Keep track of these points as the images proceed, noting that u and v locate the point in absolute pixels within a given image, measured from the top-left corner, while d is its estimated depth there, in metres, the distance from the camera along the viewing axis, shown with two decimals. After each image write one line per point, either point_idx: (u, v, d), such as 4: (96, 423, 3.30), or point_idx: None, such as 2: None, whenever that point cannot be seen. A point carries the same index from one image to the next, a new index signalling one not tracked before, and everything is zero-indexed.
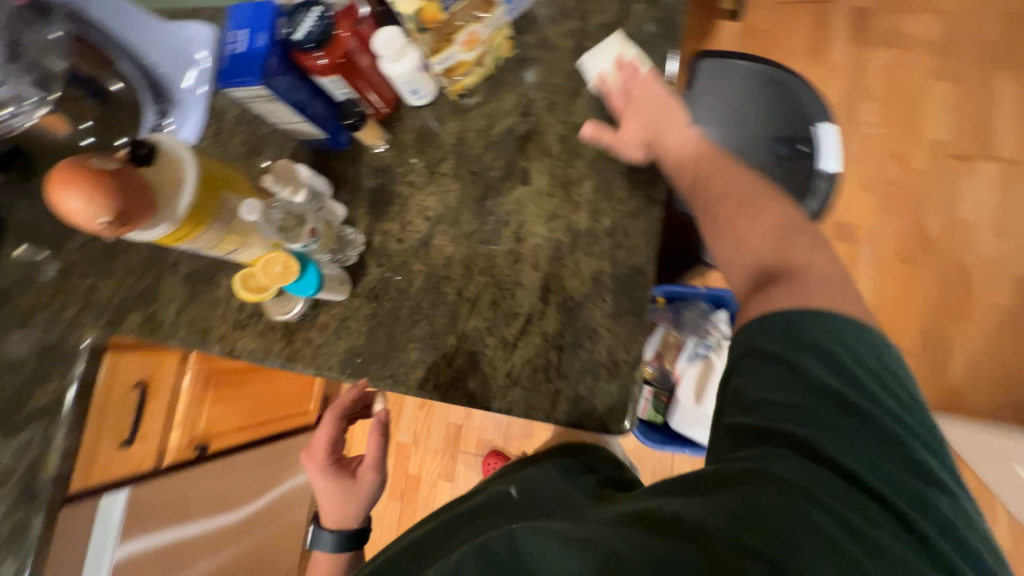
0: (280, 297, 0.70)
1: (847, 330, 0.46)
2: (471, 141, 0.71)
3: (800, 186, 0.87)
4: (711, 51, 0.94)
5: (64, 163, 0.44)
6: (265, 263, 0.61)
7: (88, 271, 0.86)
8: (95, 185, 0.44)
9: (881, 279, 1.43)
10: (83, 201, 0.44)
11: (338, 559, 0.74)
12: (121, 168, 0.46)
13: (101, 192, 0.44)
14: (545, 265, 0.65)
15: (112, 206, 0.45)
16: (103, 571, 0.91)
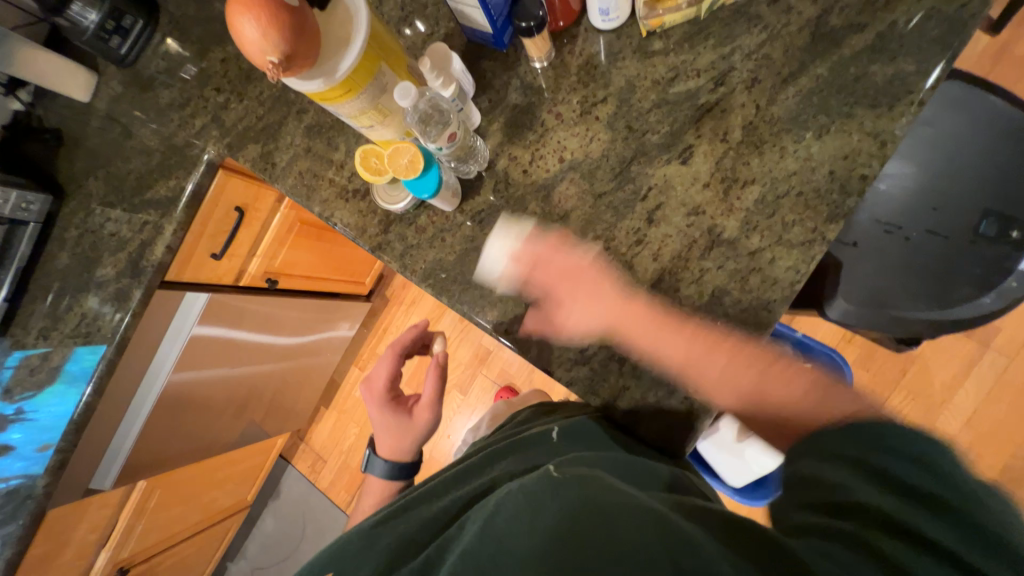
0: (392, 186, 0.68)
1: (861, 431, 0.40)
2: (642, 92, 0.62)
3: (985, 275, 0.72)
4: (961, 73, 0.74)
5: None
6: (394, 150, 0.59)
7: (222, 87, 0.87)
8: (268, 15, 0.41)
9: (992, 395, 1.26)
10: (254, 28, 0.41)
11: (390, 484, 0.80)
12: (298, 7, 0.43)
13: (275, 28, 0.42)
14: (667, 260, 0.59)
15: (281, 47, 0.42)
16: (176, 351, 1.04)
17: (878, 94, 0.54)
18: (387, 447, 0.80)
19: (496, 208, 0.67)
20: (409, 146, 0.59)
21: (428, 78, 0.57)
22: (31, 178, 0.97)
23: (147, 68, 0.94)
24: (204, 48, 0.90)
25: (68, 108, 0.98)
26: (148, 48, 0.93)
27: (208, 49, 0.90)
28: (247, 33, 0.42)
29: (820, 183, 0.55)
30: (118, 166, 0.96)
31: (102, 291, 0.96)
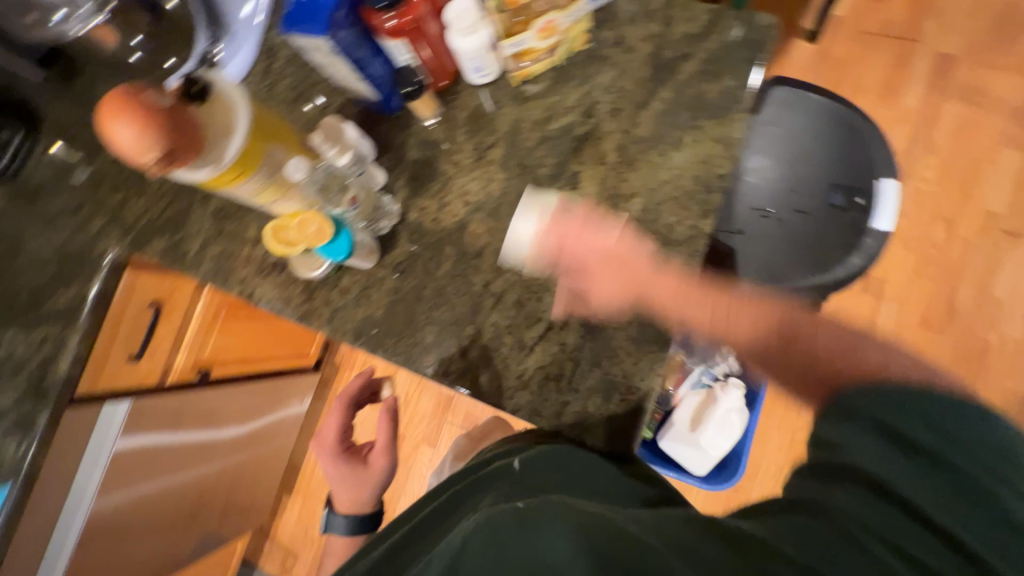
0: (308, 255, 0.69)
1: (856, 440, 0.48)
2: (526, 133, 0.69)
3: (847, 239, 0.84)
4: (788, 78, 0.89)
5: (119, 92, 0.43)
6: (300, 221, 0.60)
7: (119, 186, 0.85)
8: (147, 117, 0.43)
9: (897, 339, 1.42)
10: (132, 131, 0.42)
11: (353, 539, 0.82)
12: (175, 105, 0.45)
13: (151, 126, 0.43)
14: (577, 275, 0.64)
15: (161, 143, 0.44)
16: (99, 469, 0.95)
17: (715, 107, 0.64)
18: (344, 500, 0.82)
19: (415, 257, 0.70)
20: (309, 211, 0.61)
21: (322, 150, 0.61)
22: None
23: (33, 178, 0.90)
24: (95, 150, 0.88)
25: None
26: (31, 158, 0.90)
27: (99, 151, 0.88)
28: (123, 136, 0.43)
29: (687, 187, 0.63)
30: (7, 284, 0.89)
31: None
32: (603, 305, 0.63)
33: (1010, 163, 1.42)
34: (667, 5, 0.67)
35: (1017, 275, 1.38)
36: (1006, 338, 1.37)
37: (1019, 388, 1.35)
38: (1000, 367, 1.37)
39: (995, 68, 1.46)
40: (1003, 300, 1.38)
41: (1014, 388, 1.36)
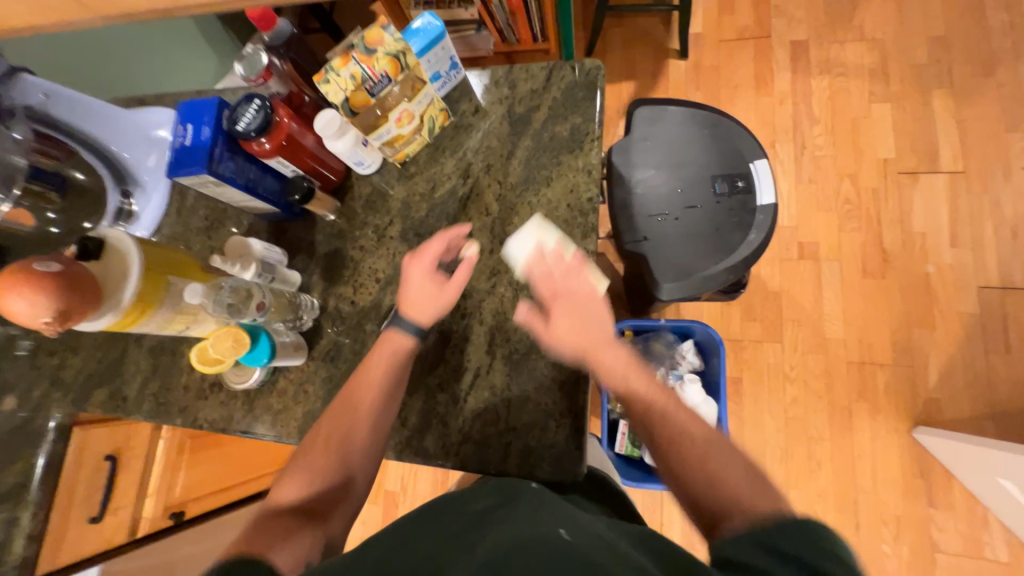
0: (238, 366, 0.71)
1: None
2: (416, 205, 0.75)
3: (741, 220, 0.91)
4: (648, 98, 0.99)
5: (8, 269, 0.47)
6: (215, 338, 0.63)
7: (55, 349, 0.87)
8: (36, 289, 0.46)
9: (847, 293, 1.47)
10: (26, 304, 0.46)
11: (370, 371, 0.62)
12: (63, 268, 0.49)
13: (40, 293, 0.47)
14: (490, 319, 0.68)
15: (52, 306, 0.47)
16: None
17: (570, 143, 0.71)
18: (379, 342, 0.64)
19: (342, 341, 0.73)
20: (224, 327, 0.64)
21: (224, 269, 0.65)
22: None
23: None
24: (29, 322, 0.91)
25: None
26: None
27: None
28: (19, 310, 0.47)
29: (565, 215, 0.69)
30: None
31: None
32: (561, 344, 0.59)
33: (885, 113, 1.56)
34: (508, 71, 0.76)
35: (929, 208, 1.48)
36: (943, 266, 1.44)
37: (973, 308, 1.40)
38: (949, 295, 1.42)
39: (842, 41, 1.65)
40: (926, 232, 1.46)
41: (968, 310, 1.40)
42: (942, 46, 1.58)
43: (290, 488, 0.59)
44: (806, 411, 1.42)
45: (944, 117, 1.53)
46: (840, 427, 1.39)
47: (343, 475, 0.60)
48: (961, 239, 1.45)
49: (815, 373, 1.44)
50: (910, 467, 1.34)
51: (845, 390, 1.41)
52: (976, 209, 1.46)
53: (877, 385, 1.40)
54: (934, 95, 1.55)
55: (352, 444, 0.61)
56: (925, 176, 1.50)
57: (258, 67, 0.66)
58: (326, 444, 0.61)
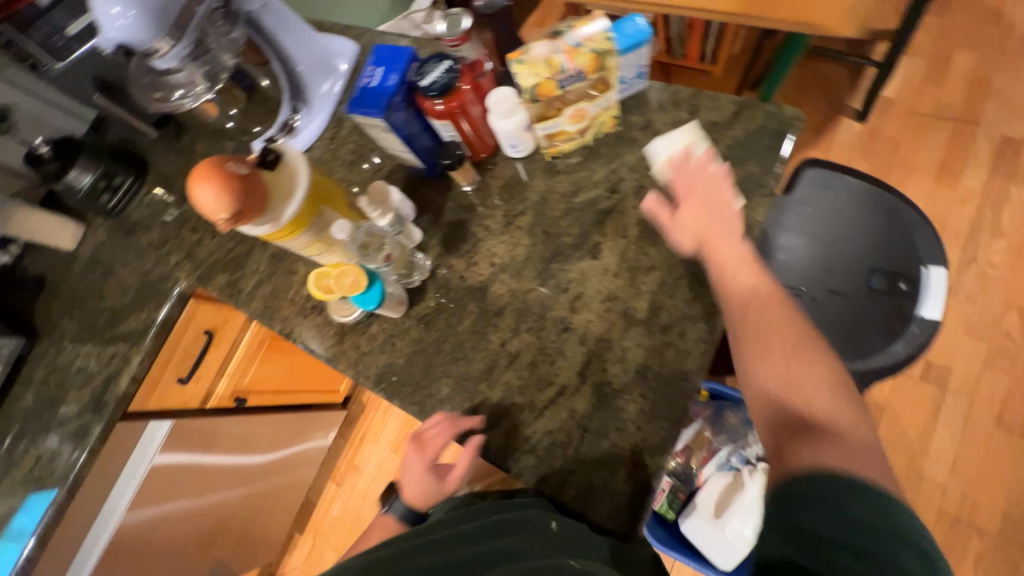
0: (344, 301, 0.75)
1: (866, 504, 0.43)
2: (553, 203, 0.73)
3: (889, 325, 0.80)
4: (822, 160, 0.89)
5: (207, 163, 0.51)
6: (339, 272, 0.66)
7: (198, 227, 0.98)
8: (227, 186, 0.50)
9: (966, 439, 1.26)
10: (213, 197, 0.50)
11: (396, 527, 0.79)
12: (248, 175, 0.53)
13: (227, 192, 0.50)
14: (592, 342, 0.65)
15: (233, 205, 0.51)
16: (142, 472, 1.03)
17: (737, 190, 0.65)
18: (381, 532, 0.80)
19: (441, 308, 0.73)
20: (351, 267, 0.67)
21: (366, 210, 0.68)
22: (7, 324, 1.02)
23: (133, 217, 1.06)
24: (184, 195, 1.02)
25: (54, 258, 1.08)
26: (134, 200, 1.07)
27: None
28: (207, 200, 0.51)
29: (707, 263, 0.64)
30: (91, 305, 1.02)
31: (61, 428, 0.94)
32: (680, 232, 0.62)
33: None
34: (693, 95, 0.71)
35: None
36: None
37: None
38: None
39: None
40: None
41: None
42: None
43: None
44: None
45: None
46: None
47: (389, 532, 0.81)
48: None
49: None
50: None
51: None
52: None
53: (966, 551, 1.21)
54: None
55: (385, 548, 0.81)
56: None
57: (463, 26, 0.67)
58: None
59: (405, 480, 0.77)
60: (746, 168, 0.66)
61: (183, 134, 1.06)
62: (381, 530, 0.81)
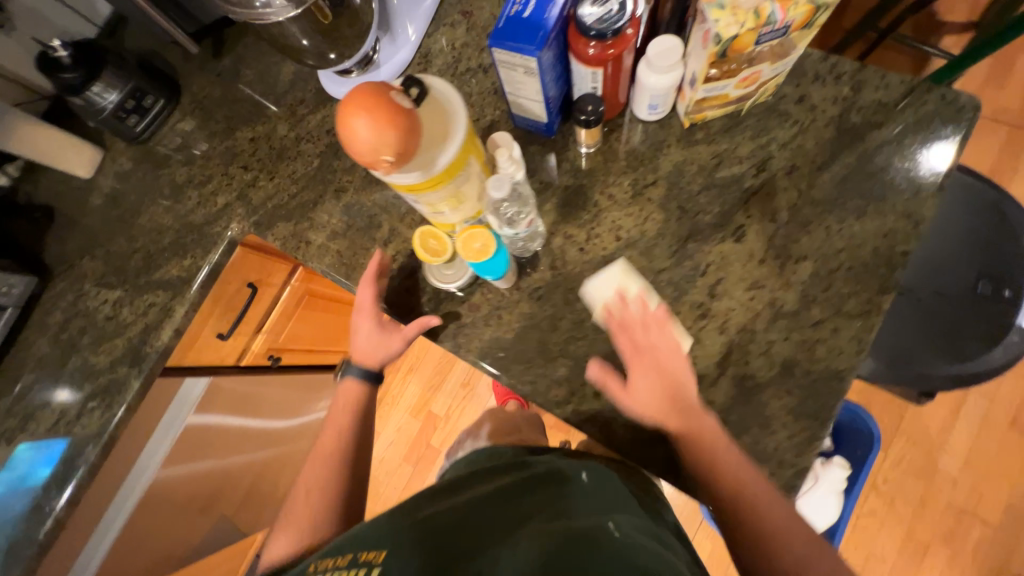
0: (449, 265, 0.68)
1: None
2: (690, 177, 0.67)
3: (990, 331, 0.79)
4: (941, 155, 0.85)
5: (367, 89, 0.42)
6: (467, 235, 0.58)
7: (250, 166, 0.85)
8: (387, 119, 0.41)
9: (981, 437, 1.34)
10: (371, 131, 0.41)
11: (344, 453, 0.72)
12: (411, 111, 0.43)
13: (394, 131, 0.42)
14: (733, 333, 0.61)
15: (398, 147, 0.42)
16: (176, 431, 0.94)
17: (902, 181, 0.61)
18: (324, 453, 0.72)
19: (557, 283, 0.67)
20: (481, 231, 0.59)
21: (503, 166, 0.56)
22: (13, 259, 0.88)
23: (163, 146, 0.91)
24: (230, 126, 0.88)
25: (65, 186, 0.93)
26: (165, 126, 0.92)
27: (234, 128, 0.88)
28: (359, 135, 0.42)
29: (866, 258, 0.59)
30: (117, 245, 0.89)
31: (90, 383, 0.84)
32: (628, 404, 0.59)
33: None
34: (856, 69, 0.65)
35: None
36: None
37: None
38: None
39: None
40: None
41: None
42: None
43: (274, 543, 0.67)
44: (880, 528, 1.34)
45: None
46: (909, 559, 1.31)
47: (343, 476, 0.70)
48: None
49: (907, 498, 1.34)
50: None
51: (931, 528, 1.32)
52: None
53: (968, 538, 1.30)
54: None
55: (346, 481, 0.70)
56: None
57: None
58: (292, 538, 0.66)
59: (356, 340, 0.72)
60: (913, 158, 0.61)
61: (225, 52, 0.91)
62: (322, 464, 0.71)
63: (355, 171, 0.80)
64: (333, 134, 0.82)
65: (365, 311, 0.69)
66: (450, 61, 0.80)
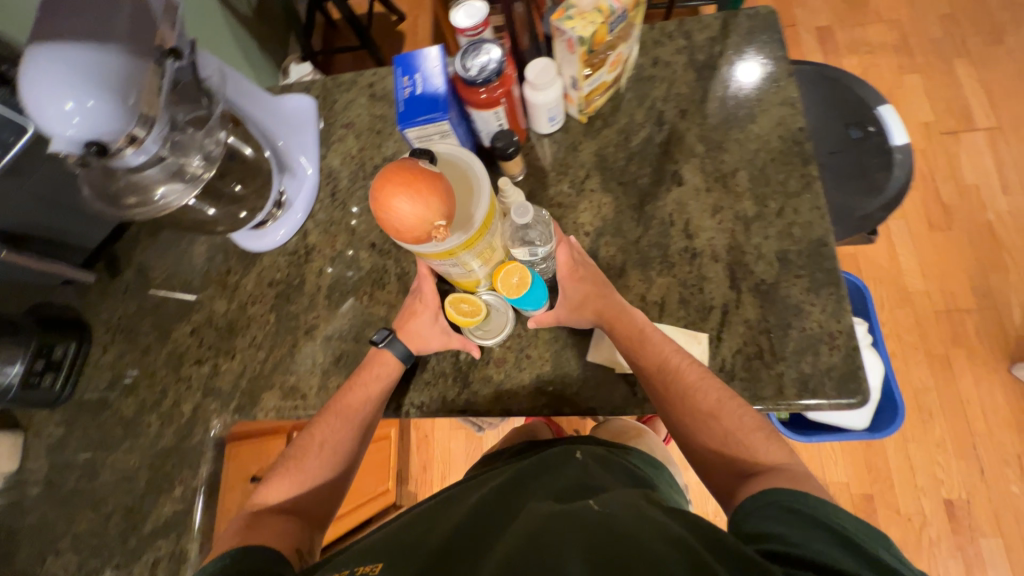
0: (490, 322, 0.69)
1: (821, 516, 0.43)
2: (612, 156, 0.74)
3: (882, 160, 0.94)
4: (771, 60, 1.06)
5: (400, 168, 0.48)
6: (504, 273, 0.61)
7: (203, 357, 0.79)
8: (424, 191, 0.47)
9: (920, 248, 1.53)
10: (415, 205, 0.47)
11: (346, 438, 0.67)
12: (440, 176, 0.50)
13: (433, 197, 0.47)
14: (726, 255, 0.66)
15: (441, 209, 0.48)
16: None
17: (763, 81, 0.73)
18: (335, 433, 0.67)
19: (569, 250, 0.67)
20: (520, 265, 0.62)
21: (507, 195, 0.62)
22: None
23: (93, 389, 0.81)
24: (163, 331, 0.82)
25: None
26: (88, 369, 0.82)
27: (168, 332, 0.82)
28: (405, 213, 0.47)
29: (779, 146, 0.69)
30: (84, 522, 0.75)
31: None
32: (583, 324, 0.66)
33: (916, 83, 1.69)
34: (679, 24, 0.78)
35: (976, 162, 1.58)
36: (1002, 213, 1.52)
37: None
38: (1013, 239, 1.49)
39: (863, 23, 1.79)
40: (978, 184, 1.55)
41: None
42: (952, 22, 1.73)
43: (274, 489, 0.65)
44: (906, 364, 1.44)
45: (969, 81, 1.66)
46: (943, 376, 1.42)
47: (345, 458, 0.67)
48: (1011, 187, 1.54)
49: (906, 326, 1.47)
50: (1017, 405, 1.37)
51: (939, 339, 1.45)
52: (1019, 158, 1.56)
53: (968, 331, 1.44)
54: (957, 64, 1.68)
55: (346, 460, 0.67)
56: (965, 135, 1.61)
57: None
58: (301, 507, 0.64)
59: (410, 324, 0.69)
60: (753, 72, 0.74)
61: (127, 267, 0.86)
62: (328, 439, 0.67)
63: (316, 305, 0.77)
64: (276, 283, 0.80)
65: (430, 301, 0.69)
66: (356, 168, 0.83)
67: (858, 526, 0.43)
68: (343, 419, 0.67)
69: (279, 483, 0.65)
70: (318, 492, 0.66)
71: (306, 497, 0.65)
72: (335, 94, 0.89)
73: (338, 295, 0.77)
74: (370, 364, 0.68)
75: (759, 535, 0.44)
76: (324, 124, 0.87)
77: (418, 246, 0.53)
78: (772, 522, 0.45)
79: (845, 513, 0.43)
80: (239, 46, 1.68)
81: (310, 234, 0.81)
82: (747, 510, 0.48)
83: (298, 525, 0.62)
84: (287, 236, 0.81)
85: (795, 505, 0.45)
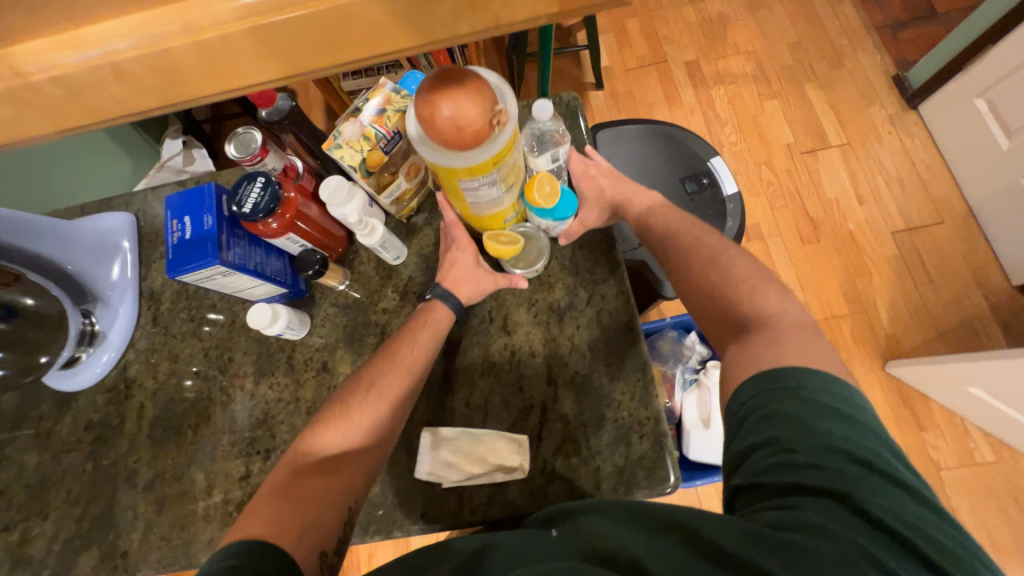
0: (527, 252, 0.70)
1: (807, 405, 0.45)
2: (433, 256, 0.74)
3: (716, 211, 1.01)
4: (614, 119, 1.11)
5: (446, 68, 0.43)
6: (537, 184, 0.64)
7: (14, 521, 0.71)
8: (476, 84, 0.43)
9: (796, 261, 1.64)
10: (471, 98, 0.42)
11: (393, 396, 0.60)
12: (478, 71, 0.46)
13: (485, 90, 0.44)
14: (542, 349, 0.67)
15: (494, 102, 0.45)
16: None
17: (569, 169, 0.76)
18: (389, 382, 0.60)
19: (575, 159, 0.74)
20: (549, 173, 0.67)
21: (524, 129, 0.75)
22: None
23: None
24: None
25: None
26: None
27: None
28: (460, 111, 0.43)
29: (586, 234, 0.71)
30: None
31: None
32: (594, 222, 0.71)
33: (776, 107, 1.83)
34: None
35: (833, 176, 1.72)
36: (861, 221, 1.66)
37: (895, 251, 1.62)
38: (872, 244, 1.63)
39: (724, 56, 1.93)
40: (838, 197, 1.69)
41: (892, 253, 1.62)
42: (800, 49, 1.90)
43: (314, 439, 0.58)
44: None
45: (819, 102, 1.82)
46: None
47: (391, 422, 0.59)
48: (867, 197, 1.68)
49: None
50: (894, 399, 1.48)
51: None
52: (869, 169, 1.71)
53: (846, 335, 1.55)
54: (808, 87, 1.84)
55: (392, 424, 0.60)
56: (821, 152, 1.76)
57: (269, 117, 0.58)
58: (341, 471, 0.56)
59: (453, 271, 0.67)
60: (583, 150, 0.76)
61: None
62: (381, 392, 0.60)
63: (137, 447, 0.71)
64: (93, 426, 0.73)
65: (467, 243, 0.68)
66: (179, 287, 0.79)
67: (822, 397, 0.45)
68: (396, 368, 0.61)
69: (310, 440, 0.58)
70: (357, 457, 0.57)
71: (348, 457, 0.57)
72: (156, 207, 0.84)
73: (161, 431, 0.72)
74: (423, 313, 0.65)
75: (751, 455, 0.44)
76: (144, 241, 0.82)
77: (467, 156, 0.49)
78: (763, 423, 0.45)
79: (816, 385, 0.46)
80: (107, 141, 1.55)
81: (131, 365, 0.76)
82: (741, 422, 0.48)
83: (337, 489, 0.55)
84: (110, 364, 0.75)
85: (778, 400, 0.46)
